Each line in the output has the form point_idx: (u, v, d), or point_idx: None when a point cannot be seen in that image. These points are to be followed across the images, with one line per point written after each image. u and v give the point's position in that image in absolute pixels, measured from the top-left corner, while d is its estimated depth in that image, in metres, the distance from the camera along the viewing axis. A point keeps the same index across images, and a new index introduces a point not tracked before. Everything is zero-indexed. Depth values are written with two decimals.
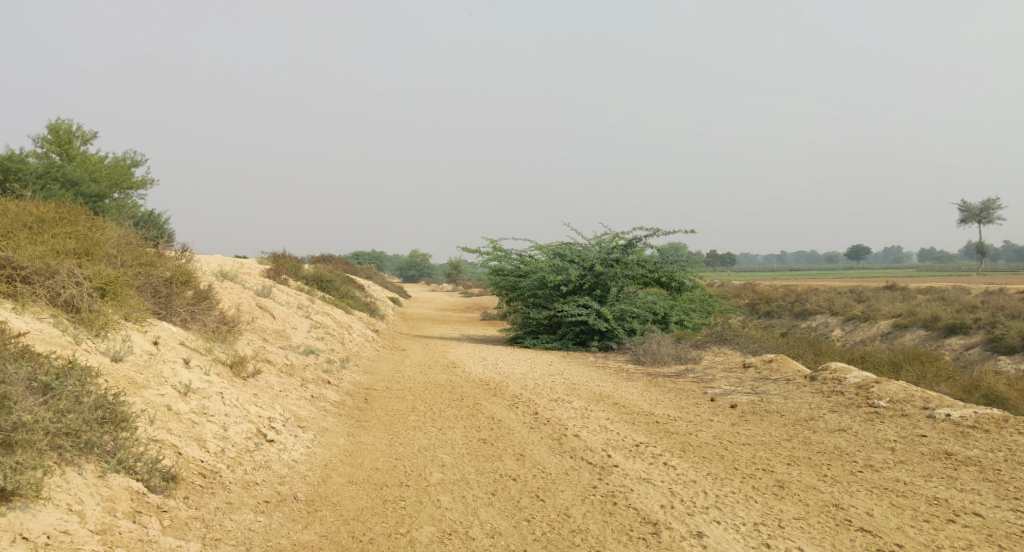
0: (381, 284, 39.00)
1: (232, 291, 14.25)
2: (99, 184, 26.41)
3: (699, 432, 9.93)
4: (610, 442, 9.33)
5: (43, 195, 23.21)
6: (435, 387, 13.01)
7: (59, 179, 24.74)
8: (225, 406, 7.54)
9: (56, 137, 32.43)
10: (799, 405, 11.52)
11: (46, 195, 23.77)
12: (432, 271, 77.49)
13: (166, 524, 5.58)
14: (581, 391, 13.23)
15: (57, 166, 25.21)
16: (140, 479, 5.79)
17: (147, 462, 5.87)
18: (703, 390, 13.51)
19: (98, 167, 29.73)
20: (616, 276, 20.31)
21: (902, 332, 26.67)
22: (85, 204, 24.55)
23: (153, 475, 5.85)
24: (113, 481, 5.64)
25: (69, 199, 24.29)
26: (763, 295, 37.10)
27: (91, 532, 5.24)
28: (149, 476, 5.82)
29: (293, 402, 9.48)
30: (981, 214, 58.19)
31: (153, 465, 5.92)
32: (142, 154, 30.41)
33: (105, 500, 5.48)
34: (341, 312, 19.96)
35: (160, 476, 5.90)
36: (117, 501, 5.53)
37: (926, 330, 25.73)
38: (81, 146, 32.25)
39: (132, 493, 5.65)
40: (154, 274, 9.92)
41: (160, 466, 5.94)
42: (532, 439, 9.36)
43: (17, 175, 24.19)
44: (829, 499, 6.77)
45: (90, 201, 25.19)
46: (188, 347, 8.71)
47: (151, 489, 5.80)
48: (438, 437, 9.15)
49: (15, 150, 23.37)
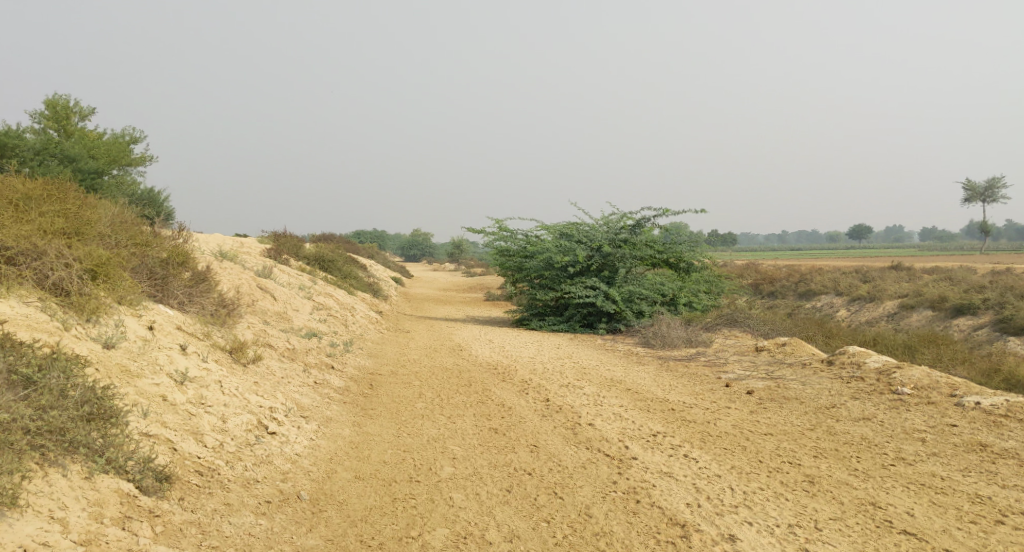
0: (382, 263, 38.64)
1: (232, 272, 13.84)
2: (97, 161, 25.97)
3: (717, 420, 9.54)
4: (626, 431, 8.95)
5: (40, 171, 22.81)
6: (442, 372, 12.63)
7: (57, 156, 24.30)
8: (224, 396, 7.15)
9: (53, 113, 31.96)
10: (819, 392, 11.15)
11: (44, 172, 23.34)
12: (433, 251, 77.07)
13: (159, 530, 5.21)
14: (592, 376, 12.86)
15: (55, 142, 24.76)
16: (131, 479, 5.42)
17: (138, 460, 5.48)
18: (716, 375, 13.13)
19: (96, 144, 29.30)
20: (624, 257, 19.91)
21: (909, 313, 26.26)
22: (83, 182, 24.12)
23: (145, 475, 5.47)
24: (100, 483, 5.26)
25: (67, 175, 23.88)
26: (767, 275, 36.65)
27: (74, 542, 4.86)
28: (140, 477, 5.44)
29: (295, 389, 9.09)
30: (986, 192, 57.63)
31: (145, 464, 5.54)
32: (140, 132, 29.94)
33: (91, 505, 5.11)
34: (344, 293, 19.56)
35: (153, 476, 5.52)
36: (104, 505, 5.16)
37: (934, 311, 25.32)
38: (79, 122, 31.76)
39: (121, 496, 5.27)
40: (150, 255, 9.51)
41: (153, 465, 5.56)
42: (545, 429, 8.98)
43: (14, 151, 23.77)
44: (865, 496, 6.40)
45: (88, 178, 24.76)
46: (185, 333, 8.31)
47: (143, 491, 5.42)
48: (447, 427, 8.78)
49: (10, 126, 22.93)
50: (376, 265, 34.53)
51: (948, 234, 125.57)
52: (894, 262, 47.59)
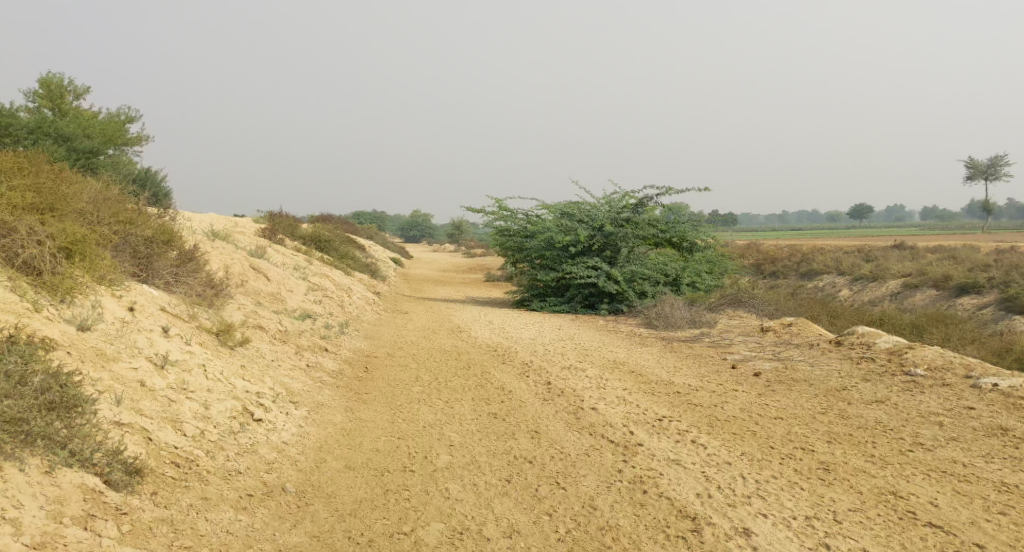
0: (381, 244, 38.26)
1: (224, 252, 13.48)
2: (92, 140, 25.51)
3: (725, 403, 9.21)
4: (630, 416, 8.62)
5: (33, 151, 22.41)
6: (440, 355, 12.28)
7: (51, 134, 23.84)
8: (208, 380, 6.79)
9: (48, 91, 31.49)
10: (828, 373, 10.81)
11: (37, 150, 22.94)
12: (433, 232, 76.60)
13: (126, 530, 4.84)
14: (594, 358, 12.53)
15: (50, 121, 24.29)
16: (98, 473, 5.06)
17: (106, 453, 5.13)
18: (722, 356, 12.79)
19: (91, 123, 28.87)
20: (626, 237, 19.50)
21: (911, 292, 25.91)
22: (78, 162, 23.66)
23: (114, 468, 5.12)
24: (63, 477, 4.89)
25: (60, 154, 23.48)
26: (769, 254, 36.28)
27: (26, 546, 4.46)
28: (109, 470, 5.08)
29: (286, 373, 8.74)
30: (988, 170, 57.12)
31: (115, 456, 5.18)
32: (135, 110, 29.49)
33: (50, 503, 4.71)
34: (341, 274, 19.21)
35: (122, 470, 5.16)
36: (65, 502, 4.77)
37: (937, 290, 24.97)
38: (73, 101, 31.28)
39: (86, 491, 4.90)
40: (132, 233, 9.14)
41: (123, 457, 5.21)
42: (546, 413, 8.65)
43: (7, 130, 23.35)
44: (884, 485, 6.06)
45: (83, 157, 24.35)
46: (168, 314, 7.96)
47: (111, 485, 5.05)
48: (444, 412, 8.45)
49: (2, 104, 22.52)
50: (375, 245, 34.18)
51: (949, 213, 124.96)
52: (897, 241, 47.19)
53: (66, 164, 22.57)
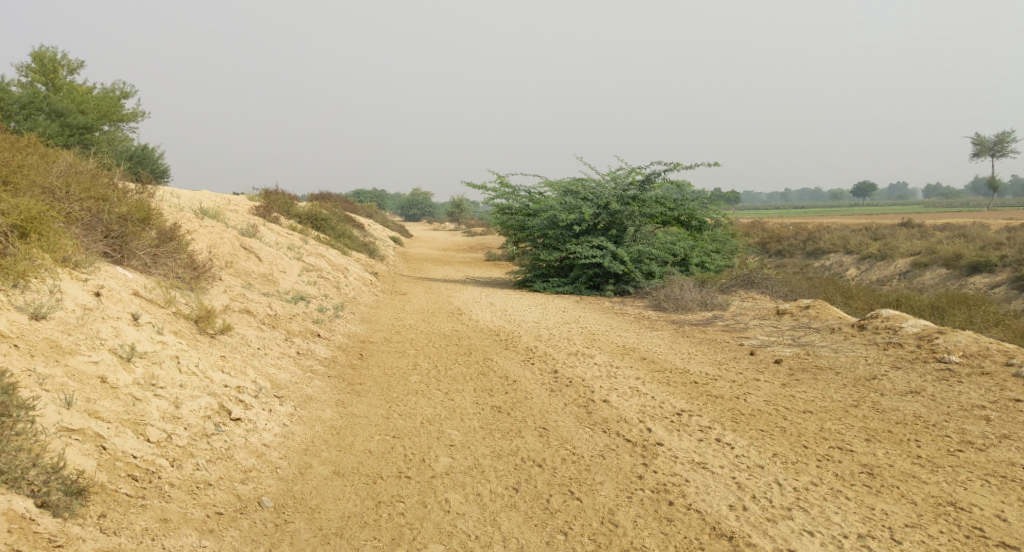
0: (381, 222, 37.57)
1: (212, 231, 12.78)
2: (87, 116, 24.74)
3: (747, 395, 8.53)
4: (646, 410, 7.99)
5: (26, 127, 21.67)
6: (439, 340, 11.59)
7: (45, 110, 23.04)
8: (181, 374, 6.12)
9: (41, 66, 30.67)
10: (854, 360, 10.11)
11: (30, 126, 22.20)
12: (434, 210, 75.78)
13: None
14: (603, 343, 11.86)
15: (43, 96, 23.49)
16: (33, 494, 4.44)
17: (43, 470, 4.51)
18: (738, 341, 12.11)
19: (86, 99, 28.13)
20: (632, 215, 18.77)
21: (921, 271, 25.16)
22: (72, 138, 22.88)
23: (53, 488, 4.50)
24: None
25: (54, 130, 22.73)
26: (774, 233, 35.49)
27: None
28: (45, 490, 4.46)
29: (272, 363, 8.06)
30: (995, 146, 56.17)
31: (55, 472, 4.56)
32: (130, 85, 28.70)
33: None
34: (338, 253, 18.52)
35: (63, 490, 4.54)
36: None
37: (948, 269, 24.23)
38: (68, 76, 30.49)
39: (13, 519, 4.29)
40: (105, 211, 8.49)
41: (64, 473, 4.59)
42: (553, 408, 8.01)
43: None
44: (937, 491, 5.41)
45: (77, 133, 23.59)
46: (142, 300, 7.29)
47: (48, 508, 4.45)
48: (444, 406, 7.80)
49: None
50: (374, 224, 33.48)
51: (954, 191, 123.77)
52: (906, 219, 46.28)
53: (60, 140, 21.81)
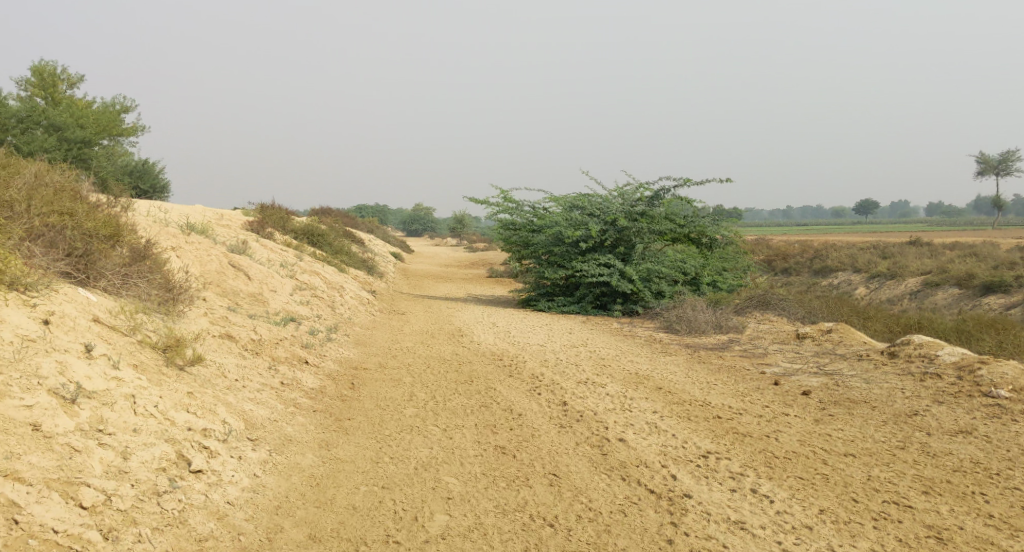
0: (382, 238, 36.75)
1: (198, 248, 11.98)
2: (85, 130, 23.97)
3: (778, 434, 7.68)
4: (667, 451, 7.13)
5: (20, 141, 20.88)
6: (438, 365, 10.73)
7: (42, 124, 22.23)
8: (136, 416, 5.33)
9: (40, 80, 30.01)
10: (890, 392, 9.23)
11: (25, 140, 21.39)
12: (435, 226, 74.92)
13: None
14: (614, 371, 11.00)
15: (40, 109, 22.70)
16: None
17: None
18: (759, 369, 11.23)
19: (84, 113, 27.40)
20: (641, 232, 17.96)
21: (933, 291, 24.28)
22: (69, 153, 22.07)
23: None
24: None
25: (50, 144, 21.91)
26: (780, 250, 34.62)
27: None
28: None
29: (249, 398, 7.19)
30: (999, 165, 55.40)
31: None
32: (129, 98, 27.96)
33: None
34: (334, 271, 17.67)
35: None
36: None
37: (961, 289, 23.35)
38: (67, 90, 29.81)
39: None
40: (69, 228, 7.71)
41: None
42: (564, 448, 7.17)
43: None
44: None
45: (75, 148, 22.75)
46: (102, 328, 6.49)
47: None
48: (442, 446, 6.98)
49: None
50: (375, 240, 32.62)
51: (957, 207, 122.90)
52: (914, 237, 45.40)
53: (57, 155, 20.99)
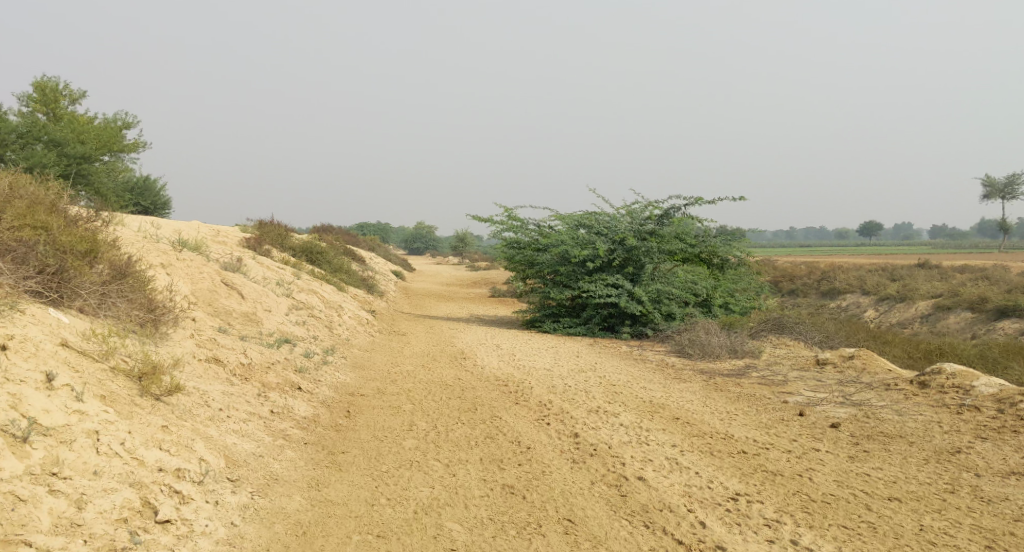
0: (384, 256, 36.07)
1: (189, 265, 11.38)
2: (85, 145, 23.36)
3: (811, 473, 7.03)
4: (692, 492, 6.48)
5: (19, 155, 20.26)
6: (440, 391, 10.08)
7: (42, 139, 21.42)
8: (98, 456, 5.01)
9: (41, 95, 29.51)
10: (926, 426, 8.58)
11: (24, 153, 20.75)
12: (437, 244, 74.34)
13: None
14: (627, 399, 10.34)
15: (41, 124, 21.88)
16: None
17: None
18: (781, 398, 10.56)
19: (85, 128, 26.84)
20: (650, 251, 17.25)
21: (944, 314, 23.58)
22: (69, 170, 21.32)
23: None
24: None
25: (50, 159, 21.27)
26: (787, 271, 33.91)
27: None
28: None
29: (233, 430, 6.56)
30: (1005, 189, 54.81)
31: None
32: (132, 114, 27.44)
33: None
34: (334, 290, 17.05)
35: None
36: None
37: (974, 313, 22.63)
38: (68, 106, 29.29)
39: None
40: (42, 243, 7.15)
41: None
42: (577, 488, 6.50)
43: None
44: None
45: (75, 163, 22.13)
46: (71, 353, 5.91)
47: None
48: (444, 484, 6.36)
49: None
50: (378, 258, 31.96)
51: (961, 230, 122.30)
52: (921, 259, 44.67)
53: (57, 172, 20.23)
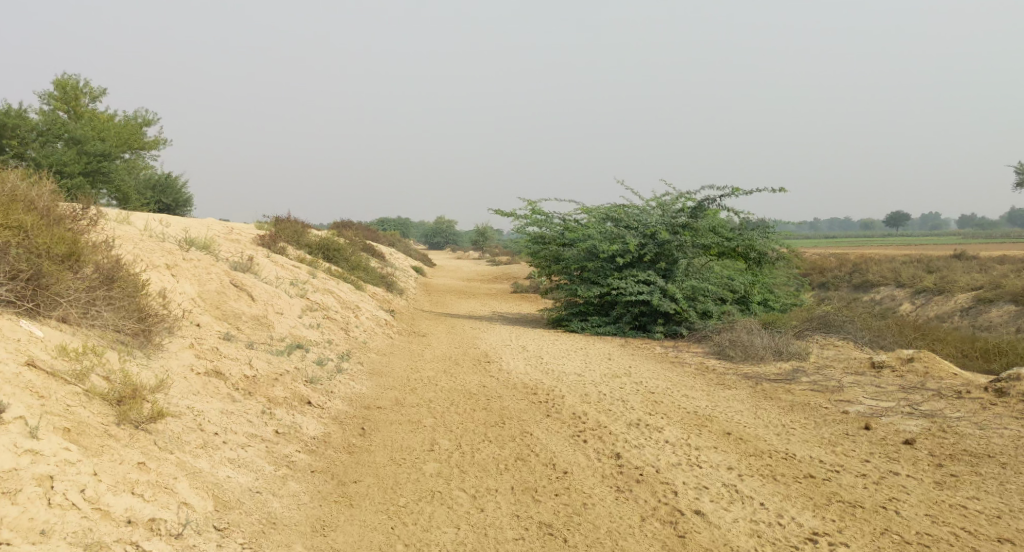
0: (405, 252, 35.20)
1: (196, 265, 10.53)
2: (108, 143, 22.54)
3: (892, 503, 6.11)
4: (761, 532, 5.55)
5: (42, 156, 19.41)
6: (465, 401, 9.18)
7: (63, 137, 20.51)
8: (50, 510, 4.28)
9: (63, 93, 28.88)
10: (1014, 443, 7.59)
11: (45, 153, 19.89)
12: (457, 238, 73.67)
13: None
14: (670, 409, 9.38)
15: (62, 122, 20.99)
16: None
17: None
18: (839, 407, 9.55)
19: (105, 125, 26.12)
20: (683, 245, 16.21)
21: (986, 307, 22.31)
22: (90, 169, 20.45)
23: None
24: None
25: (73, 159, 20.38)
26: (817, 263, 32.68)
27: None
28: None
29: (230, 459, 5.71)
30: None
31: None
32: (154, 112, 26.75)
33: None
34: (351, 288, 16.18)
35: None
36: None
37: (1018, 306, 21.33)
38: (89, 103, 28.65)
39: None
40: (15, 247, 6.30)
41: None
42: (626, 527, 5.56)
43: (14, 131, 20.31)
44: None
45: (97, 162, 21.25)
46: (37, 373, 5.09)
47: None
48: (471, 522, 5.48)
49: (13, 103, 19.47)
50: (398, 254, 31.12)
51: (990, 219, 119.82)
52: (951, 251, 43.22)
53: (78, 172, 19.37)
